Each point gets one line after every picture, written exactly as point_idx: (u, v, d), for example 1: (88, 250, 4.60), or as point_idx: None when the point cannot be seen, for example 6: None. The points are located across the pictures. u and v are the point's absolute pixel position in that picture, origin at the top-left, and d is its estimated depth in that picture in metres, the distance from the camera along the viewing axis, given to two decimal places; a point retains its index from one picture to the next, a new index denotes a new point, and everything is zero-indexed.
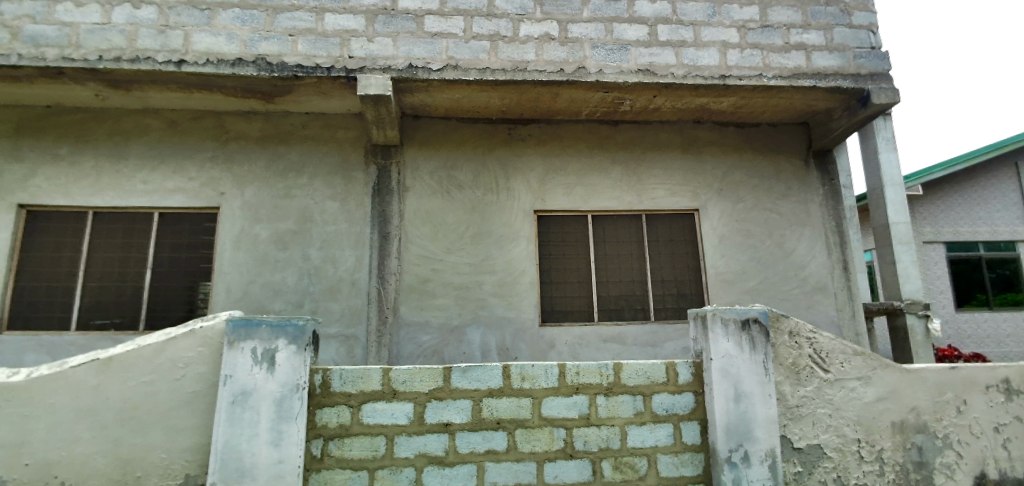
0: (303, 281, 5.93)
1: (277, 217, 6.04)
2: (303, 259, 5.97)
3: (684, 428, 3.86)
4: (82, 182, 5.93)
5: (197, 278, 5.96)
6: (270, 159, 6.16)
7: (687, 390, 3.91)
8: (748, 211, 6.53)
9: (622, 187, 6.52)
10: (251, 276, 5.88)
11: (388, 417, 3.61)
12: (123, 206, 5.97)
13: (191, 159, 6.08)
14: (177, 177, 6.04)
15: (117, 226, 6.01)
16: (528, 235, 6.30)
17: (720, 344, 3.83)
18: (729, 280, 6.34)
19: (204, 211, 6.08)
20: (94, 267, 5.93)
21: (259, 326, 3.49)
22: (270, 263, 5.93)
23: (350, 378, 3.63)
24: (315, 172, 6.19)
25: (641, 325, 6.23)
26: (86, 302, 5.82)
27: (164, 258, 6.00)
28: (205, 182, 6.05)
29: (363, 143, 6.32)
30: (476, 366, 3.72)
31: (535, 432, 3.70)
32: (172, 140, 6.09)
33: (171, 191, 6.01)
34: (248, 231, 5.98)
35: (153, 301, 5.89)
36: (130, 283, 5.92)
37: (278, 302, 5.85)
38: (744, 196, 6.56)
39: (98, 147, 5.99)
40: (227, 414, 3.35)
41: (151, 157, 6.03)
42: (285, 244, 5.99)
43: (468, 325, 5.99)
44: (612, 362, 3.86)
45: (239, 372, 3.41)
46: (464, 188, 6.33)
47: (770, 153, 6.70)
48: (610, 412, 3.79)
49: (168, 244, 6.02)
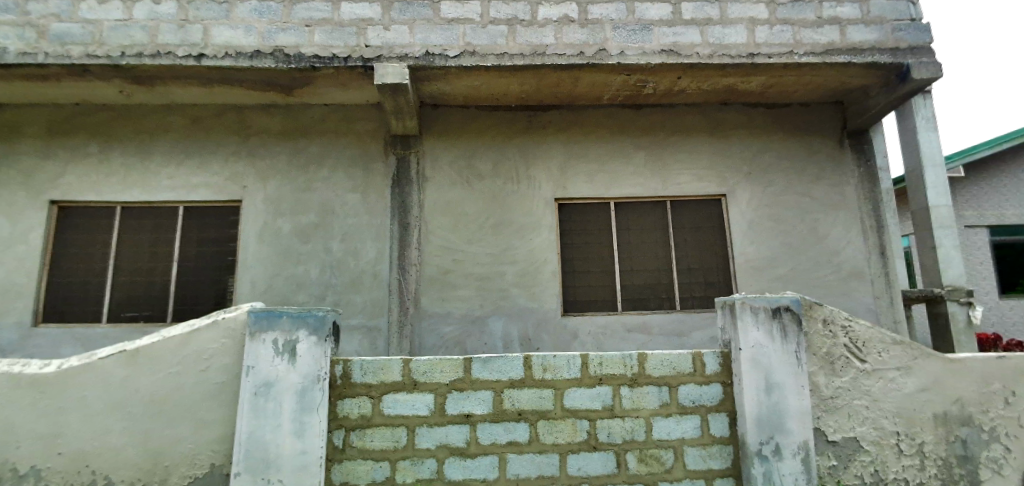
0: (326, 273, 5.96)
1: (299, 210, 6.08)
2: (325, 251, 6.01)
3: (713, 420, 3.74)
4: (111, 178, 6.06)
5: (222, 271, 6.05)
6: (291, 152, 6.20)
7: (715, 380, 3.79)
8: (779, 195, 6.30)
9: (646, 173, 6.36)
10: (274, 268, 5.94)
11: (409, 409, 3.58)
12: (150, 201, 6.10)
13: (214, 153, 6.15)
14: (200, 171, 6.12)
15: (145, 221, 6.14)
16: (550, 224, 6.21)
17: (750, 333, 3.70)
18: (759, 267, 6.14)
19: (228, 205, 6.15)
20: (124, 261, 6.07)
21: (280, 317, 3.50)
22: (293, 255, 5.98)
23: (371, 369, 3.62)
24: (336, 164, 6.21)
25: (667, 314, 6.09)
26: (117, 296, 5.96)
27: (191, 251, 6.10)
28: (228, 176, 6.12)
29: (382, 134, 6.30)
30: (497, 357, 3.68)
31: (557, 423, 3.63)
32: (196, 135, 6.17)
33: (196, 185, 6.09)
34: (271, 224, 6.03)
35: (181, 294, 6.00)
36: (159, 276, 6.04)
37: (301, 294, 5.91)
38: (774, 181, 6.33)
39: (125, 143, 6.12)
40: (250, 405, 3.38)
41: (176, 153, 6.13)
42: (307, 236, 6.03)
43: (490, 316, 5.95)
44: (636, 352, 3.77)
45: (261, 363, 3.43)
46: (484, 177, 6.26)
47: (802, 135, 6.44)
48: (635, 404, 3.70)
49: (194, 238, 6.12)
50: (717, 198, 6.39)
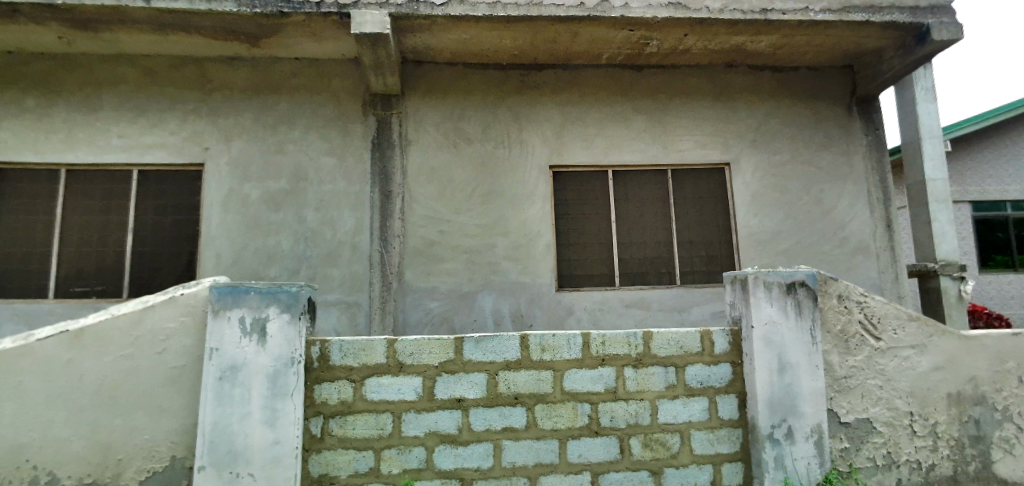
0: (300, 245, 5.53)
1: (269, 175, 5.60)
2: (298, 221, 5.56)
3: (721, 402, 3.50)
4: (53, 137, 5.47)
5: (184, 242, 5.56)
6: (259, 111, 5.68)
7: (724, 360, 3.54)
8: (782, 165, 6.04)
9: (644, 139, 6.02)
10: (242, 240, 5.48)
11: (394, 394, 3.25)
12: (99, 164, 5.54)
13: (172, 111, 5.60)
14: (156, 131, 5.57)
15: (94, 187, 5.59)
16: (543, 193, 5.85)
17: (763, 309, 3.45)
18: (763, 241, 5.91)
19: (188, 169, 5.63)
20: (71, 231, 5.52)
21: (247, 293, 3.11)
22: (263, 225, 5.52)
23: (351, 350, 3.27)
24: (308, 125, 5.71)
25: (667, 290, 5.83)
26: (64, 270, 5.44)
27: (147, 221, 5.59)
28: (187, 136, 5.59)
29: (361, 92, 5.81)
30: (491, 336, 3.36)
31: (557, 407, 3.35)
32: (150, 91, 5.60)
33: (152, 146, 5.56)
34: (238, 190, 5.55)
35: (137, 268, 5.50)
36: (112, 248, 5.52)
37: (273, 267, 5.48)
38: (777, 150, 6.06)
39: (68, 99, 5.51)
40: (214, 391, 3.00)
41: (127, 110, 5.56)
42: (278, 204, 5.57)
43: (479, 291, 5.61)
44: (641, 331, 3.49)
45: (227, 344, 3.05)
46: (472, 141, 5.85)
47: (806, 101, 6.16)
48: (640, 386, 3.43)
49: (151, 205, 5.61)
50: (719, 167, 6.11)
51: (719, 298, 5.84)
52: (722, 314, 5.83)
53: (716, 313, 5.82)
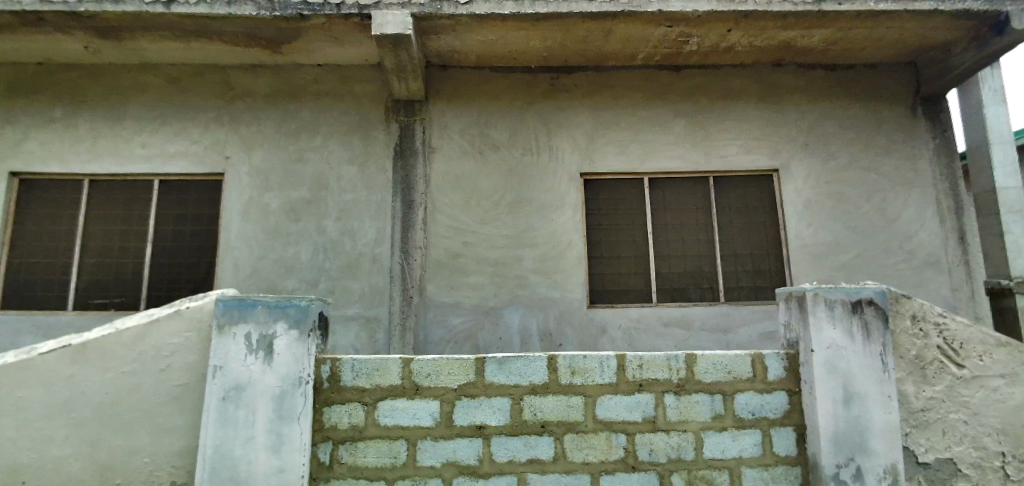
0: (319, 257, 5.37)
1: (289, 184, 5.48)
2: (318, 232, 5.40)
3: (776, 436, 3.09)
4: (77, 146, 5.50)
5: (202, 253, 5.47)
6: (280, 119, 5.59)
7: (780, 388, 3.14)
8: (835, 172, 5.58)
9: (683, 144, 5.66)
10: (260, 251, 5.36)
11: (410, 419, 2.97)
12: (121, 173, 5.53)
13: (193, 119, 5.56)
14: (178, 139, 5.54)
15: (116, 196, 5.58)
16: (574, 203, 5.55)
17: (824, 331, 3.04)
18: (816, 254, 5.43)
19: (208, 178, 5.56)
20: (92, 241, 5.51)
21: (254, 307, 2.90)
22: (282, 236, 5.39)
23: (364, 370, 3.02)
24: (330, 132, 5.59)
25: (709, 307, 5.41)
26: (85, 280, 5.41)
27: (166, 231, 5.53)
28: (209, 144, 5.53)
29: (384, 98, 5.66)
30: (516, 357, 3.06)
31: (589, 438, 3.00)
32: (174, 99, 5.59)
33: (173, 155, 5.52)
34: (258, 200, 5.44)
35: (156, 278, 5.43)
36: (131, 259, 5.48)
37: (292, 279, 5.32)
38: (828, 156, 5.61)
39: (93, 108, 5.55)
40: (217, 413, 2.78)
41: (150, 119, 5.56)
42: (297, 214, 5.43)
43: (506, 306, 5.32)
44: (683, 353, 3.13)
45: (231, 362, 2.83)
46: (500, 149, 5.61)
47: (860, 100, 5.70)
48: (682, 415, 3.06)
49: (171, 215, 5.55)
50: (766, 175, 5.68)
51: (768, 317, 5.37)
52: (772, 334, 5.35)
53: (764, 333, 5.35)
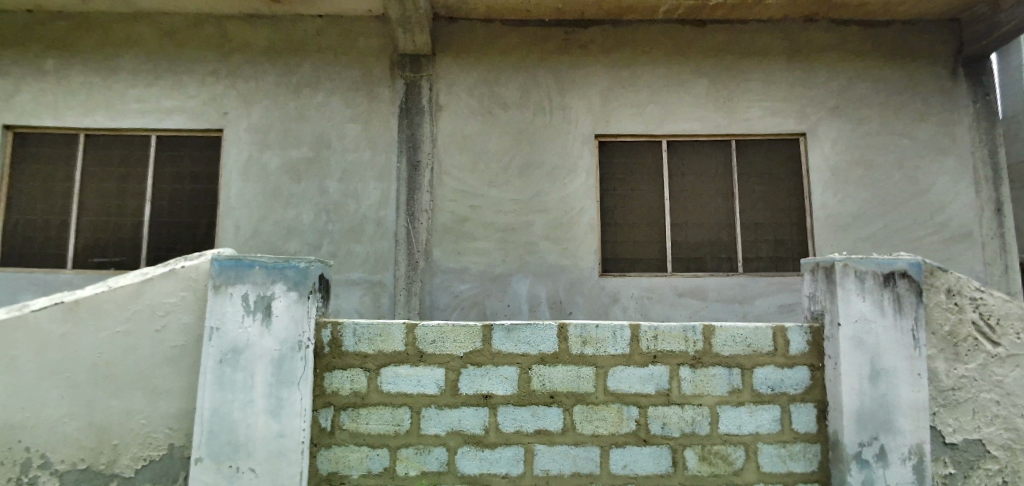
0: (322, 219, 5.22)
1: (291, 143, 5.30)
2: (321, 193, 5.25)
3: (796, 412, 2.95)
4: (71, 99, 5.35)
5: (202, 213, 5.35)
6: (280, 73, 5.38)
7: (801, 363, 2.99)
8: (863, 139, 5.30)
9: (705, 106, 5.39)
10: (262, 211, 5.22)
11: (413, 387, 2.86)
12: (117, 129, 5.38)
13: (191, 72, 5.37)
14: (175, 93, 5.36)
15: (113, 153, 5.44)
16: (588, 167, 5.33)
17: (852, 304, 2.88)
18: (841, 224, 5.21)
19: (208, 135, 5.39)
20: (89, 198, 5.39)
21: (251, 267, 2.77)
22: (283, 197, 5.24)
23: (366, 336, 2.90)
24: (333, 88, 5.37)
25: (726, 278, 5.23)
26: (83, 239, 5.32)
27: (165, 190, 5.40)
28: (208, 99, 5.35)
29: (389, 53, 5.41)
30: (525, 325, 2.92)
31: (599, 409, 2.88)
32: (171, 51, 5.39)
33: (171, 110, 5.35)
34: (259, 158, 5.28)
35: (155, 238, 5.33)
36: (129, 218, 5.36)
37: (294, 241, 5.20)
38: (856, 121, 5.32)
39: (86, 59, 5.38)
40: (214, 376, 2.68)
41: (146, 71, 5.37)
42: (299, 174, 5.27)
43: (514, 273, 5.18)
44: (700, 325, 2.97)
45: (228, 324, 2.72)
46: (511, 109, 5.37)
47: (894, 60, 5.38)
48: (698, 389, 2.92)
49: (169, 174, 5.41)
50: (789, 141, 5.42)
51: (787, 289, 5.18)
52: (791, 307, 5.17)
53: (781, 306, 5.17)
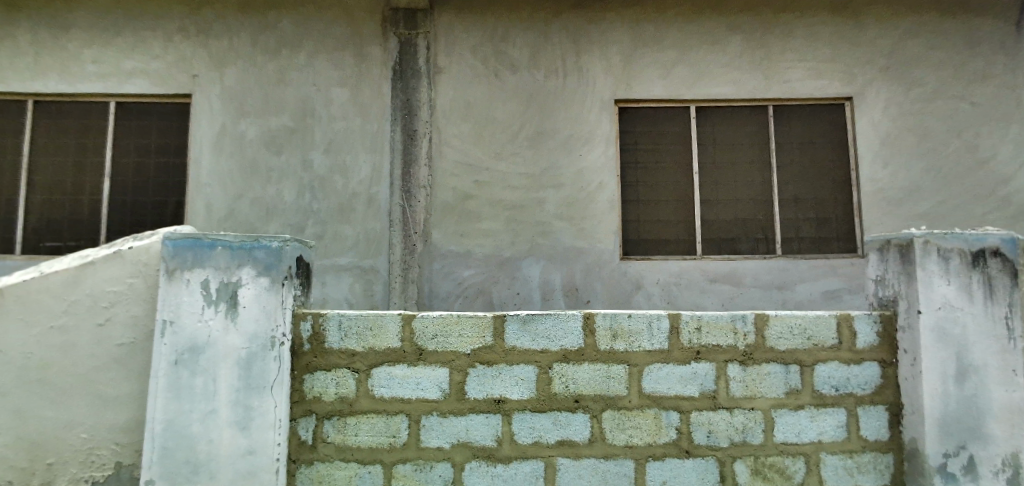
0: (305, 197, 4.75)
1: (271, 110, 4.81)
2: (304, 168, 4.77)
3: (864, 416, 2.50)
4: (18, 61, 4.84)
5: (170, 191, 4.85)
6: (257, 31, 4.87)
7: (870, 358, 2.54)
8: (913, 104, 4.85)
9: (739, 67, 4.93)
10: (238, 189, 4.75)
11: (411, 391, 2.39)
12: (71, 94, 4.86)
13: (154, 30, 4.86)
14: (136, 54, 4.84)
15: (65, 122, 4.91)
16: (607, 136, 4.87)
17: (935, 288, 2.43)
18: (894, 199, 4.77)
19: (173, 101, 4.89)
20: (40, 175, 4.87)
21: (213, 248, 2.28)
22: (261, 172, 4.76)
23: (354, 330, 2.42)
24: (317, 47, 4.86)
25: (763, 260, 4.77)
26: (34, 221, 4.81)
27: (126, 164, 4.89)
28: (173, 61, 4.84)
29: (382, 7, 4.90)
30: (545, 316, 2.46)
31: (633, 416, 2.42)
32: (132, 7, 4.89)
33: (132, 73, 4.83)
34: (235, 128, 4.79)
35: (116, 219, 4.83)
36: (86, 197, 4.85)
37: (274, 223, 4.72)
38: (895, 84, 4.87)
39: (35, 17, 4.87)
40: (167, 381, 2.19)
41: (103, 29, 4.87)
42: (278, 147, 4.78)
43: (524, 257, 4.71)
44: (752, 313, 2.51)
45: (185, 317, 2.23)
46: (518, 72, 4.88)
47: (943, 14, 4.91)
48: (750, 391, 2.47)
49: (131, 146, 4.90)
50: (831, 107, 4.98)
51: (830, 273, 4.72)
52: (835, 293, 4.70)
53: (825, 291, 4.71)
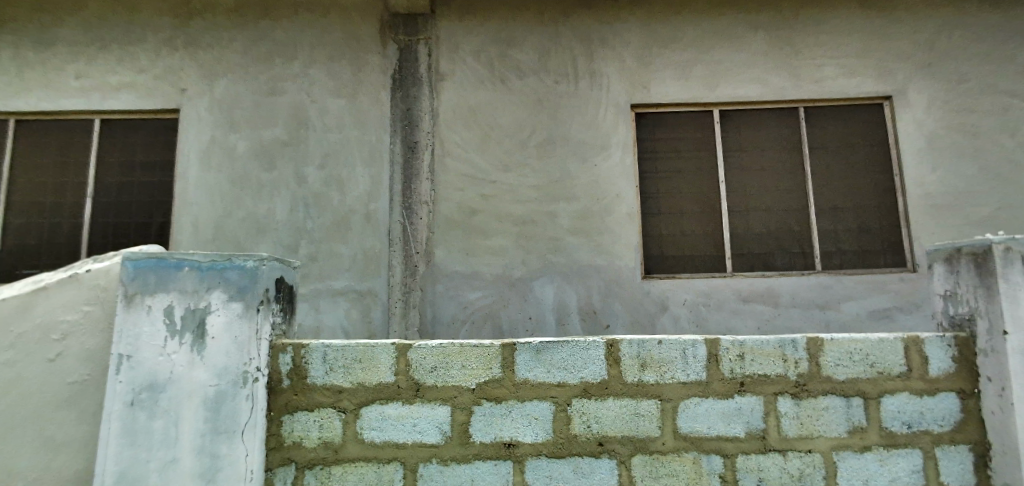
0: (298, 215, 4.49)
1: (264, 123, 4.61)
2: (298, 182, 4.53)
3: (943, 459, 2.10)
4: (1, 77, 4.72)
5: (154, 211, 4.63)
6: (250, 40, 4.71)
7: (946, 388, 2.15)
8: (955, 101, 4.51)
9: (768, 66, 4.64)
10: (227, 207, 4.52)
11: (406, 434, 2.06)
12: (54, 111, 4.72)
13: (141, 42, 4.73)
14: (122, 68, 4.70)
15: (47, 139, 4.74)
16: (624, 143, 4.58)
17: (1022, 304, 2.05)
18: (946, 205, 4.39)
19: (159, 116, 4.72)
20: (19, 196, 4.68)
21: (179, 269, 1.98)
22: (251, 188, 4.53)
23: (341, 362, 2.09)
24: (311, 56, 4.68)
25: (801, 276, 4.39)
26: (11, 244, 4.60)
27: (109, 183, 4.68)
28: (161, 74, 4.68)
29: (379, 13, 4.72)
30: (560, 343, 2.11)
31: (667, 461, 2.06)
32: (120, 20, 4.77)
33: (118, 87, 4.68)
34: (224, 142, 4.59)
35: (97, 241, 4.61)
36: (66, 218, 4.63)
37: (265, 243, 4.47)
38: (928, 80, 4.55)
39: (20, 32, 4.79)
40: (121, 425, 1.86)
41: (88, 43, 4.75)
42: (270, 161, 4.56)
43: (536, 277, 4.38)
44: (803, 337, 2.15)
45: (144, 349, 1.91)
46: (525, 77, 4.64)
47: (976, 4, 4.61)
48: (805, 430, 2.09)
49: (115, 164, 4.71)
50: (872, 106, 4.65)
51: (879, 289, 4.32)
52: (885, 312, 4.29)
53: (874, 310, 4.30)
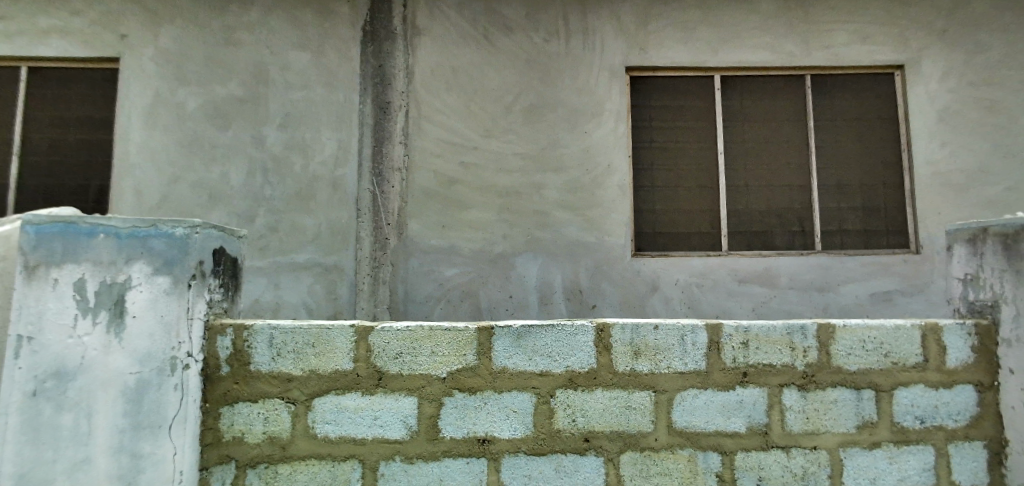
0: (257, 181, 4.14)
1: (219, 78, 4.21)
2: (256, 145, 4.17)
3: (957, 456, 1.92)
4: None
5: (92, 174, 4.23)
6: None
7: (965, 380, 1.96)
8: (964, 75, 4.31)
9: (778, 30, 4.38)
10: (175, 170, 4.15)
11: (366, 429, 1.80)
12: None
13: None
14: (53, 10, 4.24)
15: None
16: (618, 110, 4.29)
17: None
18: (956, 185, 4.23)
19: (96, 67, 4.29)
20: None
21: (92, 236, 1.64)
22: (203, 150, 4.16)
23: (291, 347, 1.81)
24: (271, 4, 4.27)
25: (800, 257, 4.21)
26: None
27: (40, 141, 4.25)
28: (99, 18, 4.23)
29: None
30: (544, 328, 1.85)
31: (660, 459, 1.84)
32: None
33: (47, 32, 4.22)
34: (171, 97, 4.19)
35: (28, 204, 4.21)
36: None
37: (219, 212, 4.12)
38: (935, 52, 4.34)
39: None
40: (19, 421, 1.53)
41: None
42: (225, 121, 4.19)
43: (519, 253, 4.12)
44: (813, 322, 1.93)
45: (49, 330, 1.57)
46: (512, 34, 4.30)
47: None
48: (812, 424, 1.88)
49: (47, 120, 4.28)
50: (878, 77, 4.45)
51: (883, 272, 4.16)
52: (886, 295, 4.14)
53: (875, 293, 4.16)
